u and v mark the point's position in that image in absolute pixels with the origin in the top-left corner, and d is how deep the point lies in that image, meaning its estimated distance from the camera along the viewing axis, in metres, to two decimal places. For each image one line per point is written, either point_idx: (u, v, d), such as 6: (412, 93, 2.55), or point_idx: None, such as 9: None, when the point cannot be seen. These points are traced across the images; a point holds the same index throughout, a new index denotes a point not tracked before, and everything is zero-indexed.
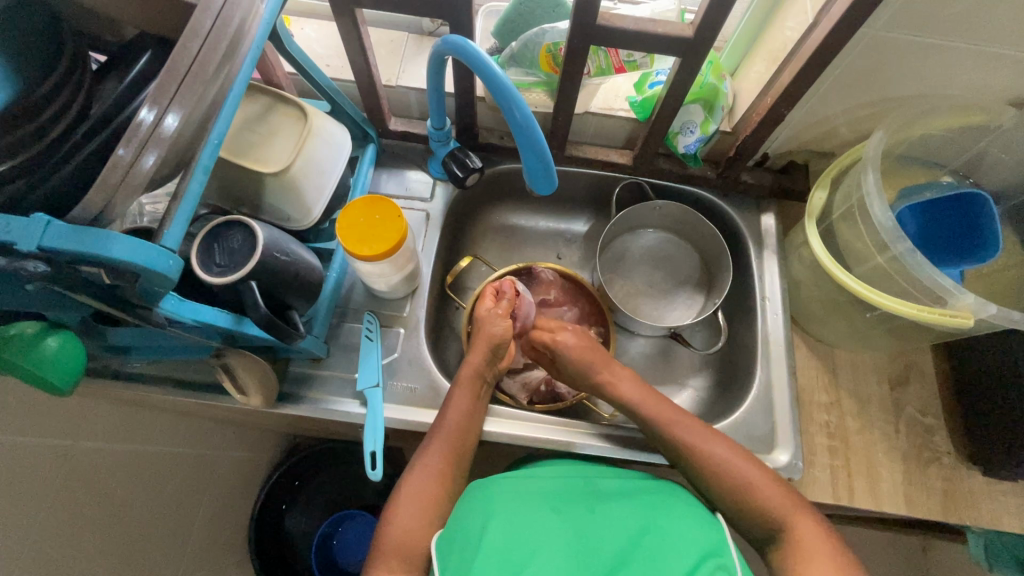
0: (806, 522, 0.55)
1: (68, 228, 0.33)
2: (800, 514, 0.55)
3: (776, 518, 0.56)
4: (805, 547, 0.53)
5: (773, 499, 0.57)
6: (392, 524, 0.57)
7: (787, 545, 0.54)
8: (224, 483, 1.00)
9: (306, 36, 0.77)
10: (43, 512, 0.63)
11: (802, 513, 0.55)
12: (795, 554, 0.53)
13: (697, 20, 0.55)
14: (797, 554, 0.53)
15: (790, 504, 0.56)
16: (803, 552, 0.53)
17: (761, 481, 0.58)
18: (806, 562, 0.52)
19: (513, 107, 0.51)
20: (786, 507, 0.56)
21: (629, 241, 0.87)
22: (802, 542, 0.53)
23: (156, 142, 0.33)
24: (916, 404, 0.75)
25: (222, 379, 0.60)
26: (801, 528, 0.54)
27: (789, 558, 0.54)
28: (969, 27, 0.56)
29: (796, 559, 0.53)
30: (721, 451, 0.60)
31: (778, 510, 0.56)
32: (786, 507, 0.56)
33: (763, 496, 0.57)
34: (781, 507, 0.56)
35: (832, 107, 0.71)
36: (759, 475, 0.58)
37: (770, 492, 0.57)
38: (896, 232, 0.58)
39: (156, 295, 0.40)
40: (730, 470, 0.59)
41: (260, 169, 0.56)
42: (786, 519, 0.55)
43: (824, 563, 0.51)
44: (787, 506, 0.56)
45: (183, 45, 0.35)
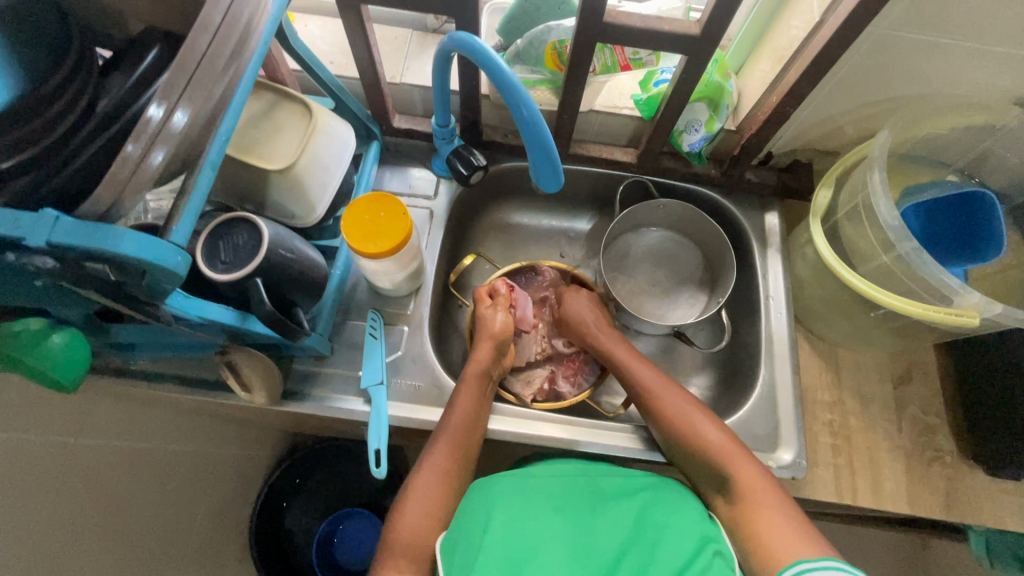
0: (748, 468, 0.58)
1: (77, 224, 0.33)
2: (743, 461, 0.58)
3: (721, 467, 0.59)
4: (748, 493, 0.56)
5: (720, 448, 0.60)
6: (398, 526, 0.57)
7: (734, 493, 0.57)
8: (225, 480, 1.00)
9: (310, 33, 0.77)
10: (46, 509, 0.63)
11: (743, 460, 0.58)
12: (742, 501, 0.56)
13: (704, 18, 0.55)
14: (743, 502, 0.56)
15: (734, 451, 0.59)
16: (747, 498, 0.56)
17: (706, 429, 0.61)
18: (752, 510, 0.55)
19: (520, 104, 0.50)
20: (730, 453, 0.59)
21: (632, 240, 0.87)
22: (745, 487, 0.56)
23: (164, 138, 0.33)
24: (919, 403, 0.75)
25: (226, 376, 0.61)
26: (743, 474, 0.57)
27: (738, 507, 0.56)
28: (976, 26, 0.56)
29: (743, 507, 0.56)
30: (676, 403, 0.64)
31: (724, 458, 0.59)
32: (730, 454, 0.59)
33: (708, 444, 0.60)
34: (725, 455, 0.59)
35: (837, 106, 0.71)
36: (708, 426, 0.61)
37: (716, 440, 0.60)
38: (902, 231, 0.58)
39: (163, 292, 0.40)
40: (683, 422, 0.62)
41: (265, 166, 0.56)
42: (730, 467, 0.58)
43: (767, 509, 0.54)
44: (730, 452, 0.59)
45: (193, 40, 0.35)
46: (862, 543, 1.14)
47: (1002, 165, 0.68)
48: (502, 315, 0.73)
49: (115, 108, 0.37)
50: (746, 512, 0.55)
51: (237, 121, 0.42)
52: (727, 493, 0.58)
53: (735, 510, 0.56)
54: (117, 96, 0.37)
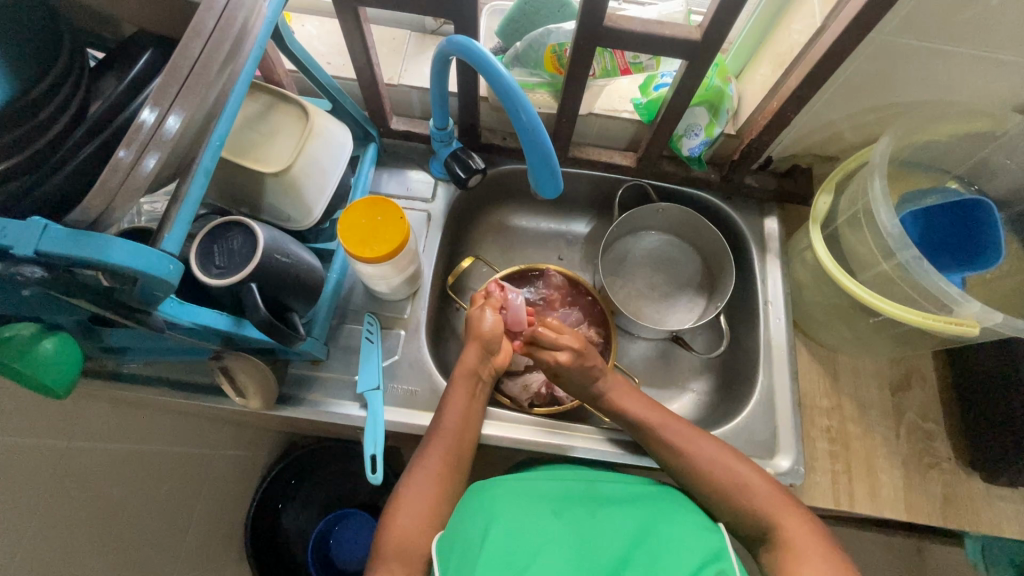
0: (794, 520, 0.55)
1: (65, 232, 0.32)
2: (789, 514, 0.55)
3: (766, 519, 0.56)
4: (795, 545, 0.53)
5: (763, 500, 0.57)
6: (393, 525, 0.57)
7: (777, 545, 0.54)
8: (221, 482, 1.00)
9: (307, 33, 0.76)
10: (39, 513, 0.63)
11: (791, 512, 0.55)
12: (786, 553, 0.53)
13: (705, 23, 0.54)
14: (786, 554, 0.53)
15: (780, 504, 0.56)
16: (793, 549, 0.52)
17: (752, 483, 0.59)
18: (796, 561, 0.51)
19: (519, 109, 0.50)
20: (779, 508, 0.56)
21: (631, 243, 0.87)
22: (791, 540, 0.53)
23: (157, 144, 0.32)
24: (917, 410, 0.75)
25: (221, 382, 0.60)
26: (790, 527, 0.54)
27: (779, 557, 0.53)
28: (977, 33, 0.56)
29: (786, 557, 0.52)
30: (716, 453, 0.61)
31: (768, 510, 0.56)
32: (775, 506, 0.56)
33: (753, 497, 0.58)
34: (771, 507, 0.56)
35: (838, 111, 0.71)
36: (753, 477, 0.59)
37: (761, 493, 0.58)
38: (903, 240, 0.58)
39: (156, 299, 0.40)
40: (725, 474, 0.60)
41: (260, 169, 0.55)
42: (776, 519, 0.55)
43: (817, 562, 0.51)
44: (777, 507, 0.56)
45: (185, 44, 0.34)
46: (860, 547, 1.14)
47: (1001, 172, 0.67)
48: (489, 314, 0.71)
49: (107, 113, 0.36)
50: (789, 563, 0.52)
51: (231, 126, 0.41)
52: (771, 547, 0.55)
53: (777, 561, 0.53)
54: (109, 101, 0.37)
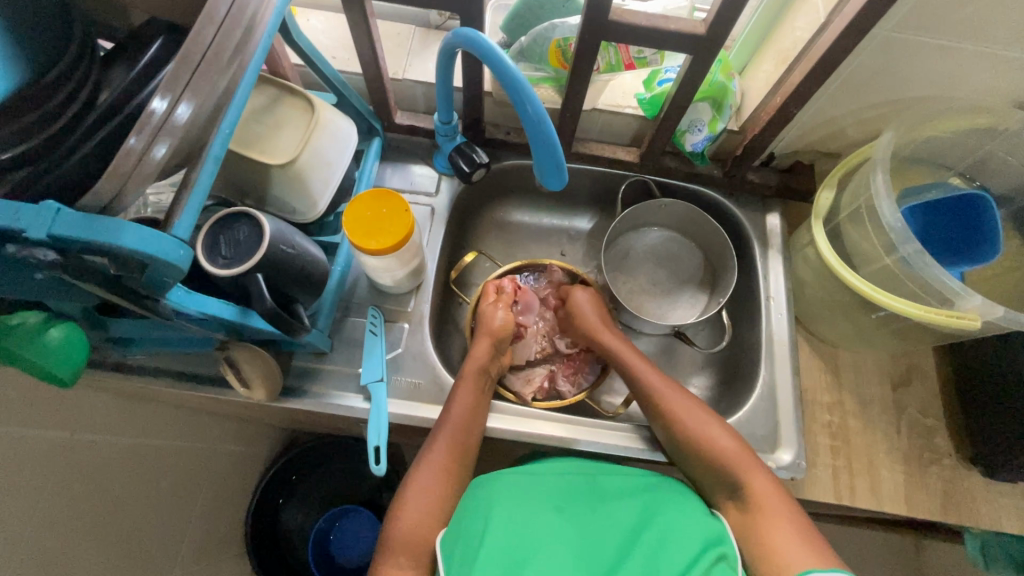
0: (760, 477, 0.57)
1: (78, 217, 0.33)
2: (754, 470, 0.57)
3: (732, 473, 0.58)
4: (763, 504, 0.54)
5: (730, 455, 0.59)
6: (399, 520, 0.57)
7: (744, 502, 0.56)
8: (222, 477, 1.00)
9: (313, 27, 0.77)
10: (42, 504, 0.63)
11: (755, 469, 0.57)
12: (752, 510, 0.55)
13: (710, 18, 0.55)
14: (752, 511, 0.55)
15: (746, 463, 0.58)
16: (759, 506, 0.55)
17: (721, 438, 0.60)
18: (761, 518, 0.54)
19: (525, 101, 0.50)
20: (743, 466, 0.58)
21: (633, 239, 0.87)
22: (758, 499, 0.55)
23: (168, 132, 0.33)
24: (917, 405, 0.76)
25: (226, 372, 0.61)
26: (755, 483, 0.56)
27: (748, 518, 0.55)
28: (980, 29, 0.56)
29: (754, 518, 0.54)
30: (688, 409, 0.63)
31: (734, 466, 0.58)
32: (741, 461, 0.58)
33: (720, 452, 0.59)
34: (738, 463, 0.58)
35: (840, 108, 0.71)
36: (720, 432, 0.60)
37: (728, 448, 0.59)
38: (905, 234, 0.59)
39: (165, 286, 0.40)
40: (695, 429, 0.61)
41: (267, 161, 0.55)
42: (741, 475, 0.57)
43: (779, 520, 0.53)
44: (744, 463, 0.58)
45: (196, 32, 0.34)
46: (859, 545, 1.15)
47: (1002, 168, 0.68)
48: (501, 309, 0.73)
49: (115, 103, 0.37)
50: (754, 520, 0.54)
51: (241, 114, 0.41)
52: (740, 506, 0.57)
53: (747, 522, 0.55)
54: (119, 89, 0.37)
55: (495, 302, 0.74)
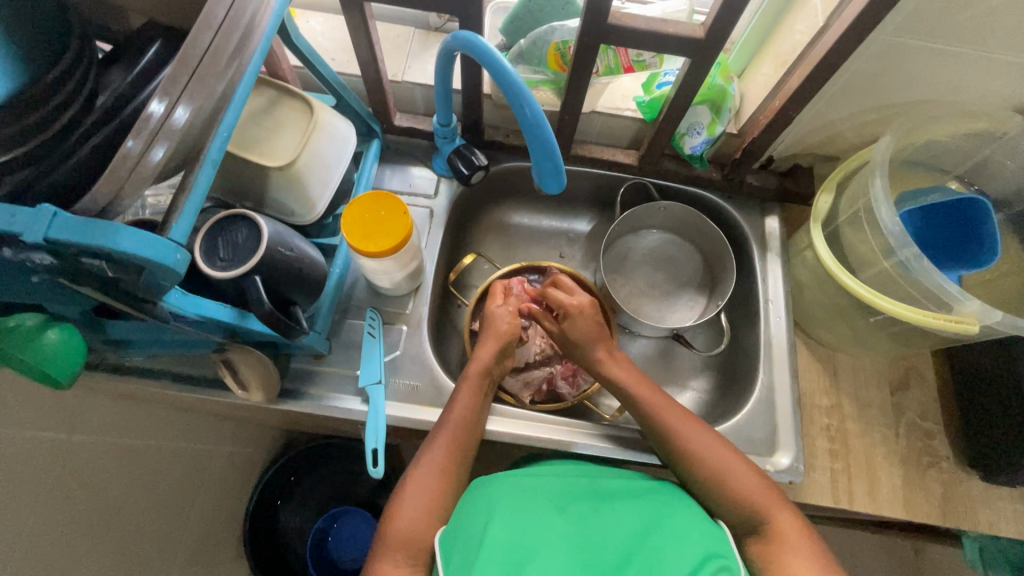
0: (786, 516, 0.55)
1: (74, 220, 0.32)
2: (779, 509, 0.56)
3: (758, 512, 0.56)
4: (786, 540, 0.53)
5: (754, 493, 0.57)
6: (397, 518, 0.57)
7: (767, 539, 0.55)
8: (220, 478, 0.99)
9: (312, 29, 0.77)
10: (39, 506, 0.63)
11: (781, 507, 0.56)
12: (776, 547, 0.53)
13: (708, 22, 0.55)
14: (777, 548, 0.53)
15: (771, 497, 0.57)
16: (784, 543, 0.53)
17: (745, 477, 0.59)
18: (787, 556, 0.52)
19: (524, 104, 0.50)
20: (768, 500, 0.57)
21: (631, 242, 0.87)
22: (783, 535, 0.54)
23: (165, 134, 0.33)
24: (916, 409, 0.76)
25: (224, 374, 0.61)
26: (781, 522, 0.55)
27: (768, 550, 0.54)
28: (979, 34, 0.56)
29: (777, 551, 0.53)
30: (711, 446, 0.61)
31: (758, 503, 0.57)
32: (765, 499, 0.57)
33: (744, 490, 0.58)
34: (762, 501, 0.57)
35: (839, 111, 0.71)
36: (744, 470, 0.59)
37: (751, 486, 0.58)
38: (903, 238, 0.59)
39: (161, 289, 0.40)
40: (718, 466, 0.60)
41: (265, 163, 0.55)
42: (766, 513, 0.56)
43: (804, 560, 0.52)
44: (771, 500, 0.56)
45: (195, 35, 0.34)
46: (856, 547, 1.15)
47: (1001, 172, 0.68)
48: (508, 312, 0.72)
49: (114, 104, 0.37)
50: (779, 555, 0.53)
51: (239, 117, 0.41)
52: (759, 538, 0.55)
53: (767, 555, 0.54)
54: (117, 91, 0.37)
55: (503, 306, 0.74)
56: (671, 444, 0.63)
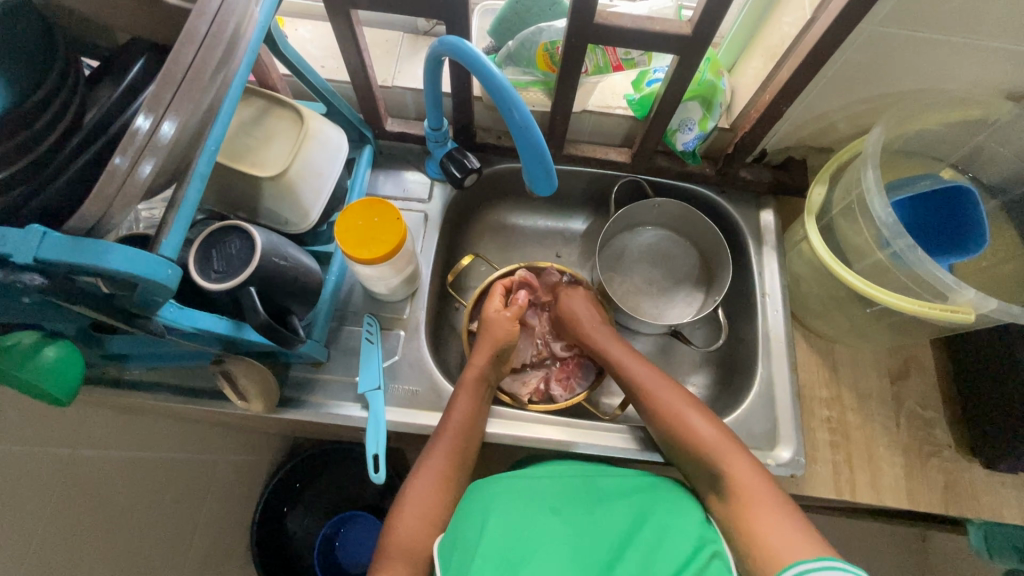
0: (742, 464, 0.56)
1: (64, 240, 0.33)
2: (736, 457, 0.57)
3: (717, 465, 0.57)
4: (743, 489, 0.54)
5: (713, 445, 0.58)
6: (396, 528, 0.58)
7: (729, 493, 0.55)
8: (227, 488, 1.00)
9: (301, 37, 0.77)
10: (46, 522, 0.63)
11: (738, 457, 0.57)
12: (736, 498, 0.54)
13: (695, 18, 0.54)
14: (738, 501, 0.54)
15: (728, 447, 0.58)
16: (745, 496, 0.54)
17: (702, 429, 0.60)
18: (744, 503, 0.53)
19: (512, 108, 0.50)
20: (724, 451, 0.58)
21: (628, 239, 0.87)
22: (741, 484, 0.55)
23: (153, 150, 0.33)
24: (916, 398, 0.76)
25: (223, 385, 0.60)
26: (739, 472, 0.56)
27: (733, 505, 0.54)
28: (967, 22, 0.56)
29: (739, 505, 0.54)
30: (674, 404, 0.63)
31: (717, 456, 0.58)
32: (722, 448, 0.58)
33: (703, 444, 0.59)
34: (721, 454, 0.58)
35: (831, 103, 0.71)
36: (704, 425, 0.60)
37: (709, 440, 0.59)
38: (897, 229, 0.58)
39: (156, 304, 0.40)
40: (681, 426, 0.61)
41: (257, 173, 0.55)
42: (724, 464, 0.57)
43: (758, 503, 0.52)
44: (726, 451, 0.58)
45: (178, 51, 0.34)
46: (861, 534, 1.15)
47: (995, 159, 0.68)
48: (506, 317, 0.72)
49: (102, 122, 0.37)
50: (739, 509, 0.53)
51: (226, 130, 0.41)
52: (723, 491, 0.56)
53: (731, 508, 0.54)
54: (105, 109, 0.37)
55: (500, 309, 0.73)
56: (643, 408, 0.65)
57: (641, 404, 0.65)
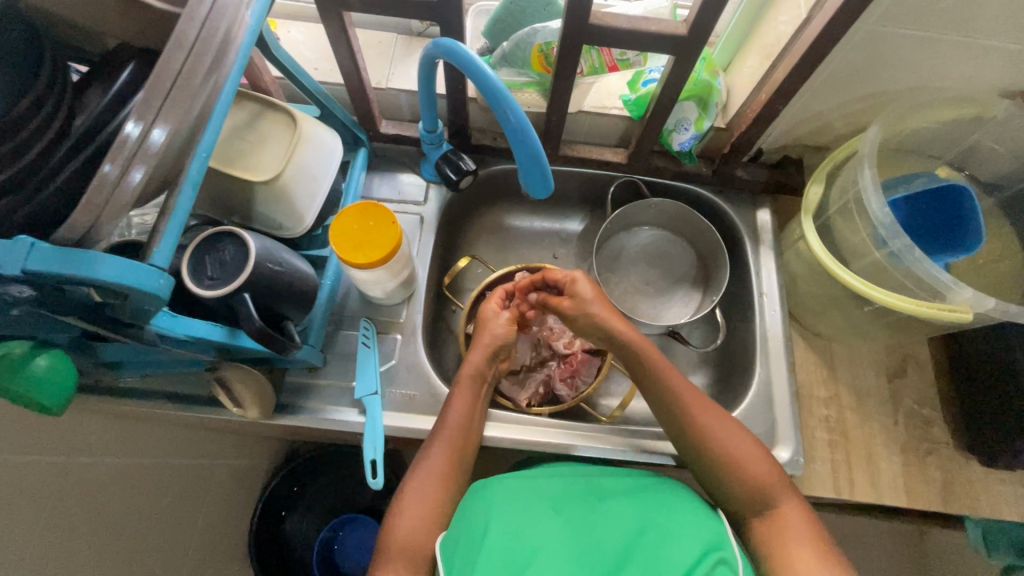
0: (792, 502, 0.56)
1: (53, 250, 0.32)
2: (784, 492, 0.57)
3: (761, 494, 0.57)
4: (788, 525, 0.55)
5: (761, 475, 0.58)
6: (396, 527, 0.57)
7: (772, 523, 0.56)
8: (225, 493, 0.99)
9: (294, 39, 0.76)
10: (40, 531, 0.62)
11: (787, 493, 0.57)
12: (779, 530, 0.55)
13: (691, 18, 0.54)
14: (780, 533, 0.54)
15: (774, 479, 0.57)
16: (788, 531, 0.54)
17: (749, 456, 0.59)
18: (790, 540, 0.53)
19: (508, 110, 0.50)
20: (771, 483, 0.57)
21: (625, 239, 0.87)
22: (788, 521, 0.55)
23: (143, 157, 0.32)
24: (914, 396, 0.76)
25: (217, 392, 0.60)
26: (785, 508, 0.56)
27: (773, 535, 0.55)
28: (963, 20, 0.56)
29: (782, 539, 0.54)
30: (720, 424, 0.61)
31: (765, 487, 0.57)
32: (773, 484, 0.57)
33: (749, 472, 0.58)
34: (769, 486, 0.57)
35: (827, 102, 0.71)
36: (751, 452, 0.59)
37: (757, 469, 0.58)
38: (894, 229, 0.58)
39: (149, 314, 0.40)
40: (725, 447, 0.59)
41: (250, 178, 0.55)
42: (772, 497, 0.57)
43: (804, 542, 0.53)
44: (773, 483, 0.57)
45: (167, 57, 0.33)
46: (861, 531, 1.15)
47: (991, 157, 0.68)
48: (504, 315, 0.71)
49: (90, 128, 0.36)
50: (783, 542, 0.54)
51: (218, 136, 0.41)
52: (762, 519, 0.57)
53: (770, 538, 0.55)
54: (93, 115, 0.36)
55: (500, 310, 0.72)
56: (681, 419, 0.62)
57: (678, 414, 0.62)
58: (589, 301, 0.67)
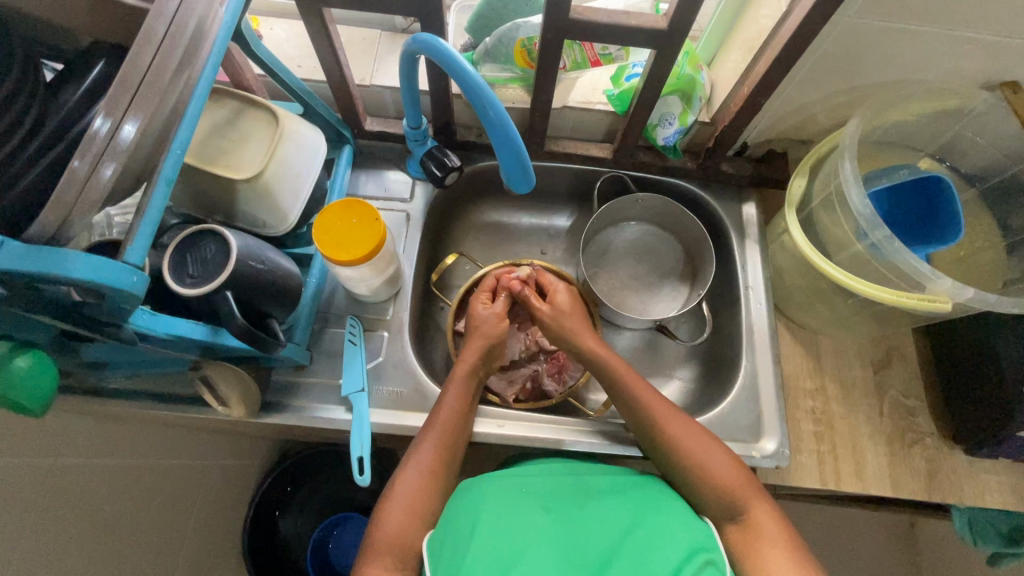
0: (764, 509, 0.56)
1: (23, 249, 0.32)
2: (756, 499, 0.57)
3: (733, 500, 0.57)
4: (760, 531, 0.55)
5: (731, 482, 0.58)
6: (384, 524, 0.57)
7: (745, 527, 0.55)
8: (217, 493, 0.99)
9: (276, 37, 0.76)
10: (30, 534, 0.62)
11: (758, 499, 0.57)
12: (751, 536, 0.55)
13: (670, 11, 0.54)
14: (752, 538, 0.54)
15: (746, 487, 0.57)
16: (760, 536, 0.54)
17: (719, 464, 0.59)
18: (762, 547, 0.53)
19: (487, 105, 0.50)
20: (742, 490, 0.57)
21: (612, 235, 0.87)
22: (760, 526, 0.55)
23: (113, 153, 0.32)
24: (898, 386, 0.76)
25: (202, 392, 0.60)
26: (757, 514, 0.56)
27: (746, 539, 0.55)
28: (940, 13, 0.56)
29: (755, 543, 0.54)
30: (690, 432, 0.61)
31: (736, 494, 0.57)
32: (743, 490, 0.57)
33: (721, 479, 0.58)
34: (741, 493, 0.57)
35: (809, 95, 0.71)
36: (722, 459, 0.59)
37: (727, 477, 0.58)
38: (874, 221, 0.59)
39: (126, 313, 0.39)
40: (695, 454, 0.60)
41: (231, 176, 0.54)
42: (743, 503, 0.57)
43: (774, 547, 0.53)
44: (745, 491, 0.57)
45: (136, 53, 0.33)
46: (851, 521, 1.16)
47: (972, 149, 0.69)
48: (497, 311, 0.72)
49: (61, 126, 0.36)
50: (755, 545, 0.54)
51: (194, 132, 0.40)
52: (736, 525, 0.56)
53: (743, 543, 0.55)
54: (64, 113, 0.37)
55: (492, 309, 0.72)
56: (651, 426, 0.63)
57: (649, 421, 0.63)
58: (566, 310, 0.71)
